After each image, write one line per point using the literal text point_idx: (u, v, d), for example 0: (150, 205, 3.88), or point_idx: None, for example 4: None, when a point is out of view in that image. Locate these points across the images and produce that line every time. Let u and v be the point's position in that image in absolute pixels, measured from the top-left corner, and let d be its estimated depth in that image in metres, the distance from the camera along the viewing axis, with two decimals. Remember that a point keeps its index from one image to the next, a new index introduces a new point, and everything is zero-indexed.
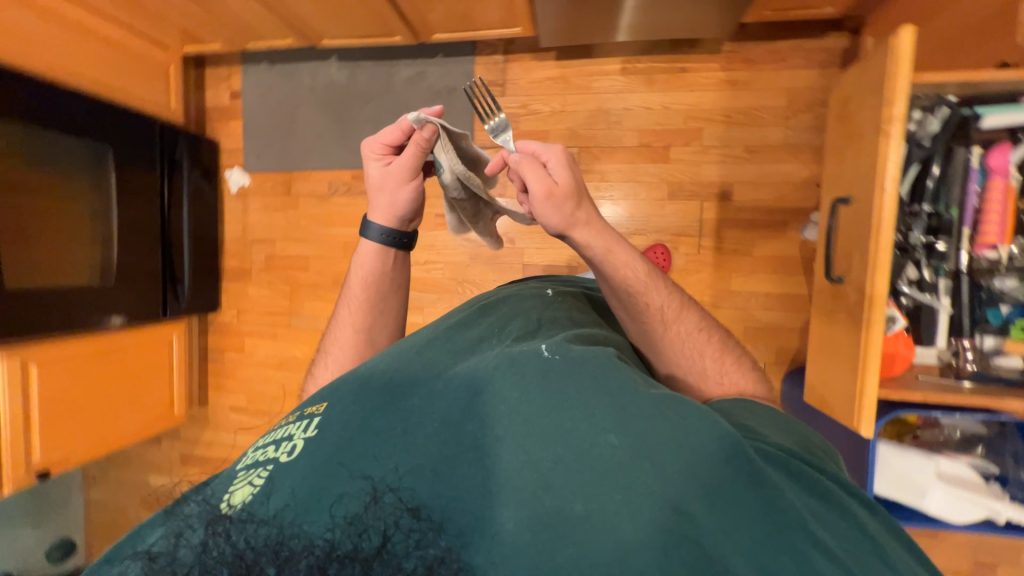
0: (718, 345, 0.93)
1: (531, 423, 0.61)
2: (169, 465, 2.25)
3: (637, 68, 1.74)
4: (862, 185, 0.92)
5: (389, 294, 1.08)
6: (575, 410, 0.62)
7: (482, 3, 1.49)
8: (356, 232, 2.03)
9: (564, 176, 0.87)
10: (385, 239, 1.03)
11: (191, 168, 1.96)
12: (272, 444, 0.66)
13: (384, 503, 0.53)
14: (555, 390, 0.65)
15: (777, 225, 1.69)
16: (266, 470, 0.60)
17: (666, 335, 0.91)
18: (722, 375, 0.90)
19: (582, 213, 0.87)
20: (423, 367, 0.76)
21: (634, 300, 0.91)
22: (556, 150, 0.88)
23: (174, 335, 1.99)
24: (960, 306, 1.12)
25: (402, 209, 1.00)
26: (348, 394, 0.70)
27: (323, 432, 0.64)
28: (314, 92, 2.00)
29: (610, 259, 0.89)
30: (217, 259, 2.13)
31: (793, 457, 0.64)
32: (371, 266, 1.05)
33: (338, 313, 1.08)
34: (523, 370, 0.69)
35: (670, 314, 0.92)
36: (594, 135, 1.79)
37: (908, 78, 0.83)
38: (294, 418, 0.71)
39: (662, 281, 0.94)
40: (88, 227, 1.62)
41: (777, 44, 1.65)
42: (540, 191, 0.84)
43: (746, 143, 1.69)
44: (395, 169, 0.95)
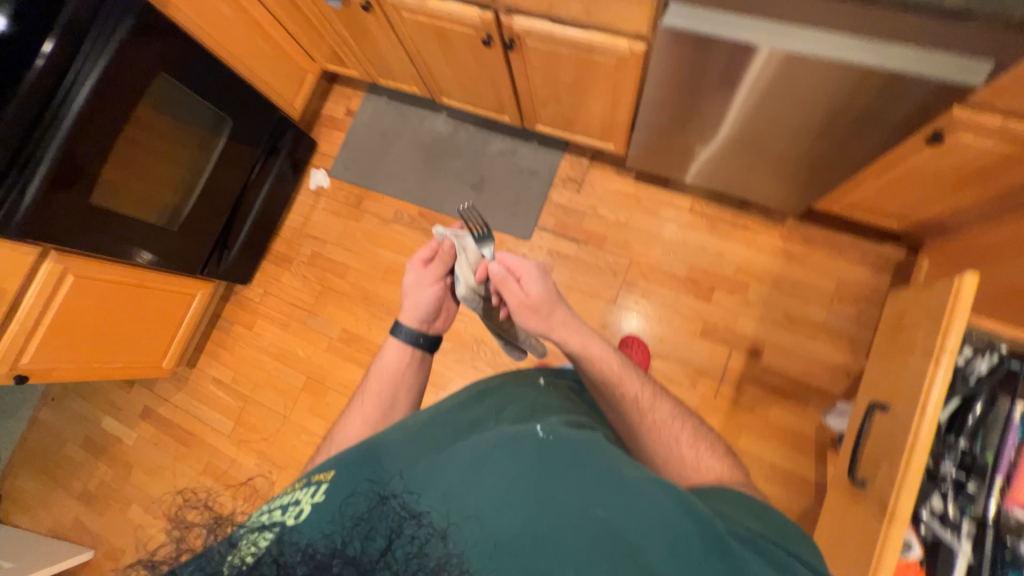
0: (693, 432, 0.91)
1: (529, 491, 0.65)
2: (129, 413, 2.19)
3: (704, 211, 1.88)
4: (903, 400, 0.93)
5: (405, 389, 1.06)
6: (568, 482, 0.67)
7: (589, 116, 1.68)
8: (401, 260, 2.13)
9: (539, 288, 0.97)
10: (410, 339, 1.08)
11: (286, 156, 2.14)
12: (278, 507, 0.64)
13: (399, 550, 0.55)
14: (549, 464, 0.69)
15: (798, 399, 1.67)
16: (272, 531, 0.58)
17: (641, 421, 0.89)
18: (699, 462, 0.86)
19: (555, 317, 0.96)
20: (423, 436, 0.78)
21: (608, 391, 0.92)
22: (529, 264, 0.98)
23: (198, 292, 2.04)
24: (981, 557, 1.02)
25: (422, 313, 1.09)
26: (356, 460, 0.71)
27: (332, 499, 0.64)
28: (417, 134, 2.22)
29: (586, 354, 0.93)
30: (269, 239, 2.24)
31: (763, 538, 0.67)
32: (393, 361, 1.07)
33: (346, 409, 1.03)
34: (519, 447, 0.72)
35: (641, 403, 0.91)
36: (648, 254, 1.89)
37: (966, 320, 0.87)
38: (299, 483, 0.69)
39: (636, 370, 0.96)
40: (182, 172, 1.75)
41: (836, 235, 1.76)
42: (515, 303, 0.96)
43: (787, 312, 1.74)
44: (425, 276, 1.10)
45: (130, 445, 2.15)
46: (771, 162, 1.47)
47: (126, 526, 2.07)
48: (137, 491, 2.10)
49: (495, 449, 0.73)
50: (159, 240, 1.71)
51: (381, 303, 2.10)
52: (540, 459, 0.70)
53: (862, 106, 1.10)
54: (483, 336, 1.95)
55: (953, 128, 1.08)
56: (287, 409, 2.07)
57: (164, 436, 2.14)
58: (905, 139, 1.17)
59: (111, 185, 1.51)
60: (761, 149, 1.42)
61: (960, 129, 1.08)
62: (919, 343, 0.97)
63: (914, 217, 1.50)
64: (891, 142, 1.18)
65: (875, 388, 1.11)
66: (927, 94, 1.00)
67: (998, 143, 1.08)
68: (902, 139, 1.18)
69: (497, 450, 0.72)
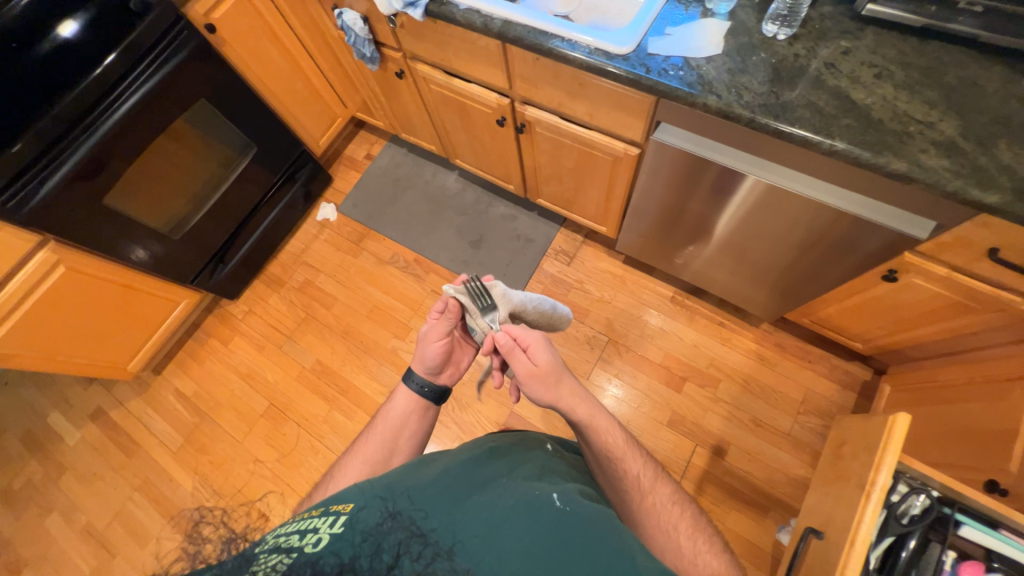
0: (694, 524, 0.88)
1: (553, 569, 0.58)
2: (79, 412, 2.12)
3: (684, 302, 1.96)
4: (838, 528, 0.94)
5: (408, 435, 1.03)
6: (597, 565, 0.59)
7: (585, 200, 1.81)
8: (389, 301, 2.17)
9: (546, 357, 0.98)
10: (419, 389, 1.06)
11: (300, 187, 2.27)
12: (294, 532, 0.61)
13: None
14: (575, 541, 0.62)
15: (759, 508, 1.64)
16: (288, 559, 0.56)
17: (641, 503, 0.88)
18: (697, 557, 0.83)
19: (562, 387, 0.97)
20: (440, 482, 0.72)
21: (612, 466, 0.91)
22: (536, 334, 1.00)
23: (183, 300, 2.06)
24: None
25: (427, 363, 1.06)
26: (375, 497, 0.68)
27: (351, 534, 0.61)
28: (428, 186, 2.36)
29: (591, 425, 0.94)
30: (266, 260, 2.30)
31: None
32: (400, 407, 1.06)
33: (350, 451, 1.01)
34: (542, 516, 0.66)
35: (642, 485, 0.90)
36: (626, 335, 1.94)
37: (896, 458, 0.91)
38: (316, 509, 0.67)
39: (640, 449, 0.96)
40: (197, 186, 1.83)
41: (806, 346, 1.83)
42: (523, 371, 0.97)
43: (754, 415, 1.76)
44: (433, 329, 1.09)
45: (70, 445, 2.06)
46: (747, 268, 1.57)
47: (39, 535, 1.93)
48: (62, 498, 1.98)
49: (522, 507, 0.67)
50: (156, 245, 1.75)
51: (360, 340, 2.12)
52: (566, 530, 0.64)
53: (828, 236, 1.20)
54: (454, 390, 1.95)
55: (905, 269, 1.19)
56: (241, 434, 2.01)
57: (109, 442, 2.06)
58: (863, 271, 1.27)
59: (126, 187, 1.58)
60: (740, 255, 1.51)
61: (912, 271, 1.18)
62: (853, 473, 1.00)
63: (877, 342, 1.57)
64: (854, 271, 1.28)
65: (815, 511, 1.12)
66: (882, 238, 1.11)
67: (946, 289, 1.17)
68: (861, 271, 1.28)
69: (523, 509, 0.67)
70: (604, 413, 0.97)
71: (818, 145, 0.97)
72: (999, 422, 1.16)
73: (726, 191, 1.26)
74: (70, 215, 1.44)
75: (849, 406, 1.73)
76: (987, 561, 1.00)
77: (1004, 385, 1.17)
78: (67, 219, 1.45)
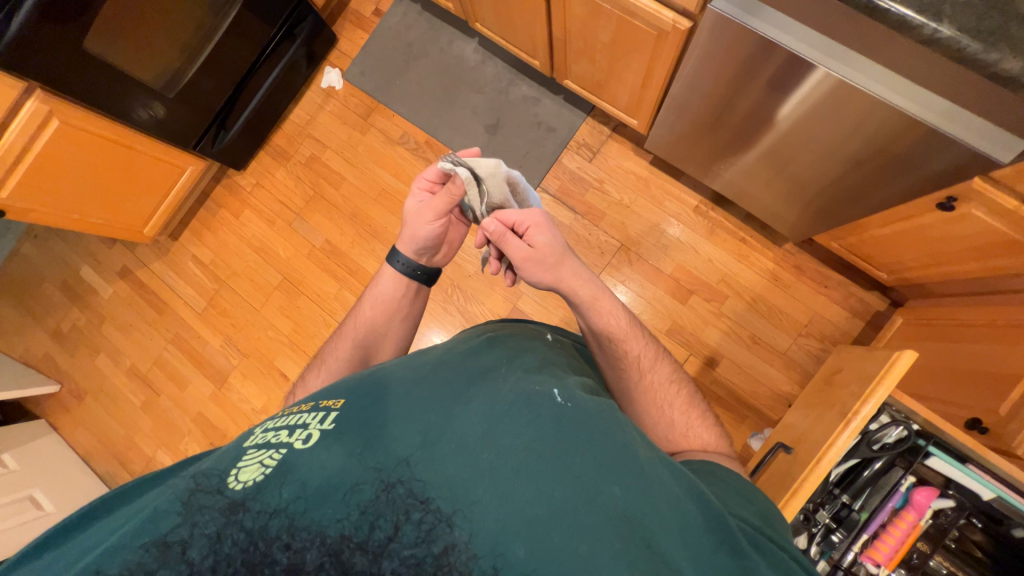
0: (688, 400, 0.92)
1: (541, 459, 0.61)
2: (107, 268, 2.24)
3: (707, 214, 1.84)
4: (809, 446, 0.99)
5: (399, 317, 1.05)
6: (582, 456, 0.62)
7: (619, 85, 1.58)
8: (398, 185, 2.09)
9: (545, 240, 0.95)
10: (408, 271, 1.05)
11: (301, 45, 2.01)
12: (286, 428, 0.66)
13: (396, 496, 0.56)
14: (564, 435, 0.64)
15: (737, 415, 1.74)
16: (278, 453, 0.60)
17: (638, 381, 0.91)
18: (689, 430, 0.88)
19: (564, 269, 0.95)
20: (435, 379, 0.74)
21: (612, 347, 0.92)
22: (535, 215, 0.96)
23: (188, 166, 2.00)
24: None
25: (419, 245, 1.02)
26: (364, 392, 0.70)
27: (338, 427, 0.64)
28: (443, 55, 2.08)
29: (594, 307, 0.94)
30: (270, 130, 2.17)
31: (762, 534, 0.65)
32: (389, 289, 1.05)
33: (342, 328, 1.04)
34: (535, 410, 0.67)
35: (638, 364, 0.92)
36: (640, 242, 1.86)
37: (888, 391, 0.90)
38: (307, 406, 0.70)
39: (642, 331, 0.96)
40: (190, 36, 1.63)
41: (827, 271, 1.75)
42: (520, 256, 0.95)
43: (754, 333, 1.77)
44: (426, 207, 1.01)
45: (105, 298, 2.22)
46: (787, 181, 1.41)
47: (92, 371, 2.19)
48: (106, 343, 2.19)
49: (510, 403, 0.68)
50: (154, 104, 1.63)
51: (369, 223, 2.09)
52: (558, 426, 0.65)
53: (900, 151, 1.03)
54: (460, 281, 1.97)
55: (967, 197, 1.05)
56: (258, 302, 2.12)
57: (139, 298, 2.20)
58: (916, 196, 1.14)
59: (112, 33, 1.41)
60: (783, 166, 1.35)
61: (976, 200, 1.05)
62: (839, 400, 1.02)
63: (905, 274, 1.49)
64: (908, 195, 1.14)
65: (791, 428, 1.18)
66: (954, 157, 0.96)
67: (1008, 224, 1.05)
68: (917, 196, 1.14)
69: (512, 403, 0.68)
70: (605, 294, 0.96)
71: (918, 29, 0.78)
72: (1008, 365, 1.14)
73: (789, 85, 1.06)
74: (54, 60, 1.31)
75: (853, 334, 1.72)
76: (944, 487, 1.11)
77: None
78: (58, 66, 1.33)
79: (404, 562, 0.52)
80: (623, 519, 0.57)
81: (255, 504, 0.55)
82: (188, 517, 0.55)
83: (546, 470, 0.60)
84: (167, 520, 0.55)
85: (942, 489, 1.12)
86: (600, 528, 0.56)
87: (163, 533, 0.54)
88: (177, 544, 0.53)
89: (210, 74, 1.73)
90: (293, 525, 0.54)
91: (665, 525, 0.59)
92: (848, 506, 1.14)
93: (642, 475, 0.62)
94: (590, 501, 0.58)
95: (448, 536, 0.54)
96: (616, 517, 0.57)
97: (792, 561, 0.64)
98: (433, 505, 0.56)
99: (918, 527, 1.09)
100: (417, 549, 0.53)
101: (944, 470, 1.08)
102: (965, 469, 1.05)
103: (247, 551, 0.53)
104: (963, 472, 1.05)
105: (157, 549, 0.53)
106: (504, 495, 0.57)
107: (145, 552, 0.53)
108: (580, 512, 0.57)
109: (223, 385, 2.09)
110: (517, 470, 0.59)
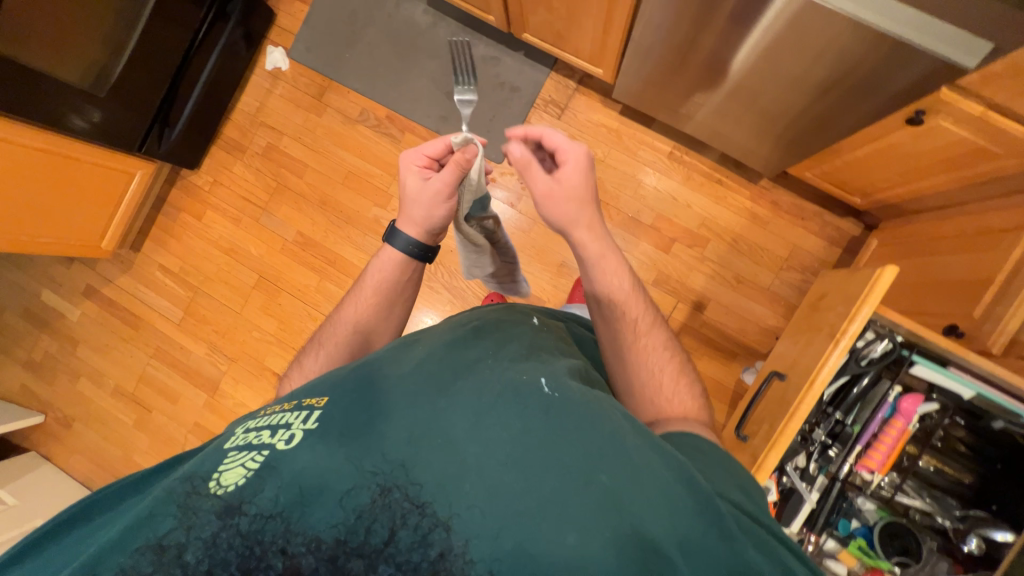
0: (677, 367, 0.92)
1: (528, 453, 0.60)
2: (70, 289, 2.12)
3: (682, 159, 1.83)
4: (800, 371, 1.03)
5: (400, 305, 1.02)
6: (571, 445, 0.61)
7: (580, 32, 1.51)
8: (363, 165, 2.01)
9: (574, 178, 0.92)
10: (410, 250, 0.99)
11: (237, 25, 1.85)
12: (268, 429, 0.65)
13: (391, 499, 0.56)
14: (553, 425, 0.63)
15: (728, 353, 1.80)
16: (260, 456, 0.60)
17: (631, 343, 0.91)
18: (675, 396, 0.88)
19: (576, 230, 0.94)
20: (423, 373, 0.72)
21: (609, 307, 0.93)
22: (577, 150, 0.91)
23: (136, 170, 1.88)
24: (823, 504, 1.19)
25: (434, 225, 0.97)
26: (350, 391, 0.68)
27: (322, 428, 0.63)
28: (391, 21, 1.96)
29: (600, 264, 0.94)
30: (218, 123, 2.04)
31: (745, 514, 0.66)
32: (389, 273, 0.99)
33: (342, 308, 1.01)
34: (523, 404, 0.65)
35: (636, 327, 0.93)
36: (618, 196, 1.85)
37: (872, 309, 0.93)
38: (290, 405, 0.70)
39: (642, 296, 0.97)
40: (108, 25, 1.47)
41: (803, 203, 1.77)
42: (540, 188, 0.93)
43: (738, 272, 1.80)
44: (432, 183, 0.94)
45: (74, 321, 2.12)
46: (757, 116, 1.40)
47: (76, 396, 2.12)
48: (85, 366, 2.12)
49: (496, 394, 0.68)
50: (87, 108, 1.50)
51: (339, 210, 2.01)
52: (549, 416, 0.64)
53: (871, 69, 1.01)
54: (441, 258, 1.94)
55: (936, 109, 1.06)
56: (238, 305, 2.05)
57: (110, 316, 2.11)
58: (885, 115, 1.14)
59: (19, 31, 1.26)
60: (754, 101, 1.33)
61: (943, 111, 1.06)
62: (827, 323, 1.06)
63: (877, 196, 1.51)
64: (880, 114, 1.14)
65: (781, 357, 1.22)
66: (922, 70, 0.95)
67: (977, 133, 1.07)
68: (887, 114, 1.14)
69: (500, 395, 0.67)
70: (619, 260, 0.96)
71: None
72: (976, 272, 1.19)
73: (755, 14, 1.02)
74: None
75: (832, 261, 1.76)
76: (928, 392, 1.16)
77: (997, 235, 1.17)
78: None
79: (402, 565, 0.52)
80: (616, 505, 0.57)
81: (252, 506, 0.56)
82: (184, 518, 0.56)
83: (536, 459, 0.60)
84: (162, 522, 0.56)
85: (926, 395, 1.17)
86: (590, 515, 0.56)
87: (159, 533, 0.55)
88: (173, 548, 0.54)
89: (143, 67, 1.59)
90: (290, 528, 0.55)
91: (656, 509, 0.58)
92: (841, 422, 1.19)
93: (634, 455, 0.62)
94: (582, 488, 0.58)
95: (445, 539, 0.54)
96: (608, 502, 0.57)
97: (774, 536, 0.65)
98: (429, 508, 0.56)
99: (906, 433, 1.16)
100: (413, 553, 0.53)
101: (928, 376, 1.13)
102: (949, 375, 1.09)
103: (244, 554, 0.53)
104: (946, 376, 1.10)
105: (153, 551, 0.54)
106: (496, 488, 0.57)
107: (140, 555, 0.54)
108: (571, 496, 0.57)
109: (215, 393, 2.05)
110: (509, 462, 0.60)
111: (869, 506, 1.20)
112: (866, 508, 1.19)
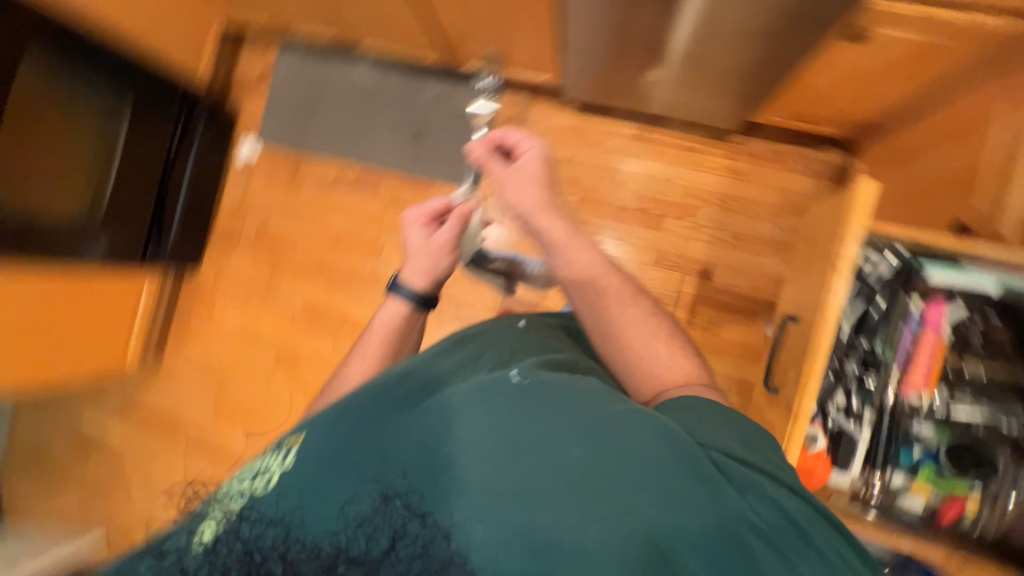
0: (670, 332, 0.92)
1: (508, 444, 0.64)
2: (107, 409, 2.20)
3: (649, 136, 1.84)
4: (812, 309, 1.00)
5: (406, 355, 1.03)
6: (548, 430, 0.64)
7: (518, 46, 1.56)
8: (350, 223, 2.07)
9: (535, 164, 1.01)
10: (411, 302, 1.01)
11: (206, 127, 1.96)
12: (254, 468, 0.70)
13: (389, 509, 0.62)
14: (528, 414, 0.67)
15: (748, 312, 1.75)
16: (253, 491, 0.67)
17: (620, 318, 0.90)
18: (671, 363, 0.88)
19: (541, 224, 0.95)
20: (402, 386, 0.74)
21: (593, 287, 0.91)
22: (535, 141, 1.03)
23: (144, 282, 1.97)
24: (878, 439, 1.14)
25: (438, 275, 1.03)
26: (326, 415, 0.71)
27: (304, 453, 0.68)
28: (344, 85, 2.05)
29: (571, 246, 0.93)
30: (209, 219, 2.14)
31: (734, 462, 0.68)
32: (394, 326, 1.01)
33: (347, 366, 1.01)
34: (501, 400, 0.69)
35: (614, 308, 0.90)
36: (597, 189, 1.86)
37: (863, 224, 0.91)
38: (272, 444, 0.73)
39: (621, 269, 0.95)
40: (90, 160, 1.56)
41: (781, 146, 1.75)
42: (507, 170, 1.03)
43: (735, 231, 1.77)
44: (438, 237, 1.04)
45: (116, 438, 2.19)
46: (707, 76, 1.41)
47: (133, 511, 2.17)
48: (135, 479, 2.17)
49: (471, 395, 0.70)
50: (87, 238, 1.59)
51: (337, 271, 2.07)
52: (526, 407, 0.67)
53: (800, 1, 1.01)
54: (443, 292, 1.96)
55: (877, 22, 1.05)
56: (263, 386, 2.10)
57: (148, 426, 2.17)
58: (830, 40, 1.14)
59: (10, 187, 1.35)
60: (699, 63, 1.34)
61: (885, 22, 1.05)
62: (826, 254, 1.03)
63: (849, 120, 1.49)
64: (824, 41, 1.14)
65: (793, 301, 1.19)
66: None
67: None
68: (831, 39, 1.13)
69: (477, 394, 0.70)
70: (579, 242, 0.93)
71: None
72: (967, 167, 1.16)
73: None
74: None
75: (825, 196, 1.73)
76: (949, 295, 1.12)
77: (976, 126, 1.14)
78: None
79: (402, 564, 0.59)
80: (606, 492, 0.59)
81: (252, 517, 0.64)
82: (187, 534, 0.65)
83: (528, 463, 0.62)
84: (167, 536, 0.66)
85: (948, 298, 1.12)
86: (580, 506, 0.59)
87: (163, 546, 0.65)
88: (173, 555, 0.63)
89: (129, 188, 1.69)
90: (289, 536, 0.62)
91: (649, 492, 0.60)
92: (871, 350, 1.16)
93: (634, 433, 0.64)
94: (574, 482, 0.60)
95: (445, 543, 0.59)
96: (597, 492, 0.60)
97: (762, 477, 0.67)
98: (428, 517, 0.61)
99: (941, 341, 1.10)
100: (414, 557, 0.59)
101: (945, 280, 1.10)
102: (962, 273, 1.08)
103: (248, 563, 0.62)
104: (962, 275, 1.08)
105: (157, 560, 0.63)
106: (491, 491, 0.61)
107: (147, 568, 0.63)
108: (559, 490, 0.60)
109: None
110: (503, 465, 0.62)
111: (927, 429, 1.13)
112: (924, 432, 1.13)
